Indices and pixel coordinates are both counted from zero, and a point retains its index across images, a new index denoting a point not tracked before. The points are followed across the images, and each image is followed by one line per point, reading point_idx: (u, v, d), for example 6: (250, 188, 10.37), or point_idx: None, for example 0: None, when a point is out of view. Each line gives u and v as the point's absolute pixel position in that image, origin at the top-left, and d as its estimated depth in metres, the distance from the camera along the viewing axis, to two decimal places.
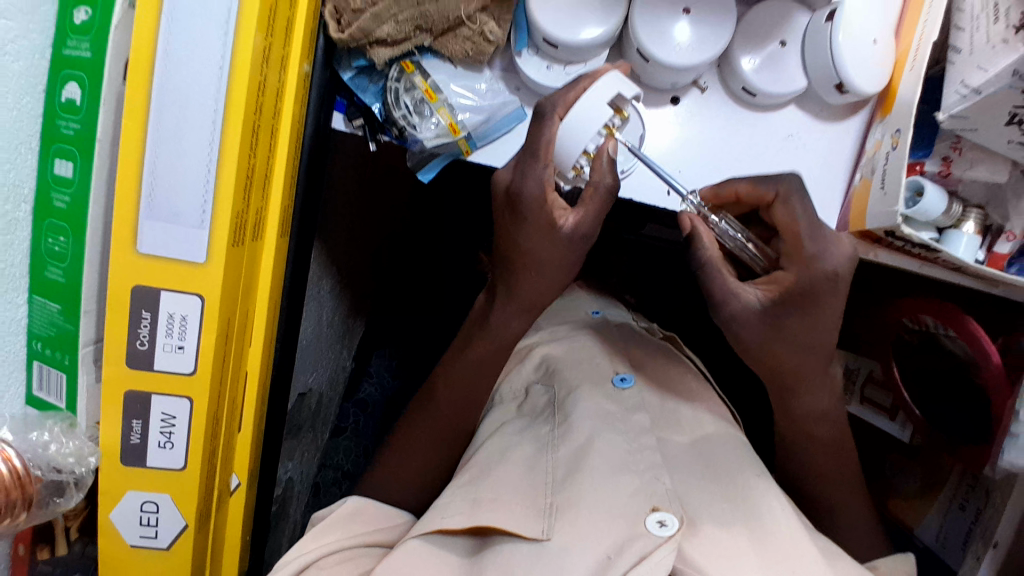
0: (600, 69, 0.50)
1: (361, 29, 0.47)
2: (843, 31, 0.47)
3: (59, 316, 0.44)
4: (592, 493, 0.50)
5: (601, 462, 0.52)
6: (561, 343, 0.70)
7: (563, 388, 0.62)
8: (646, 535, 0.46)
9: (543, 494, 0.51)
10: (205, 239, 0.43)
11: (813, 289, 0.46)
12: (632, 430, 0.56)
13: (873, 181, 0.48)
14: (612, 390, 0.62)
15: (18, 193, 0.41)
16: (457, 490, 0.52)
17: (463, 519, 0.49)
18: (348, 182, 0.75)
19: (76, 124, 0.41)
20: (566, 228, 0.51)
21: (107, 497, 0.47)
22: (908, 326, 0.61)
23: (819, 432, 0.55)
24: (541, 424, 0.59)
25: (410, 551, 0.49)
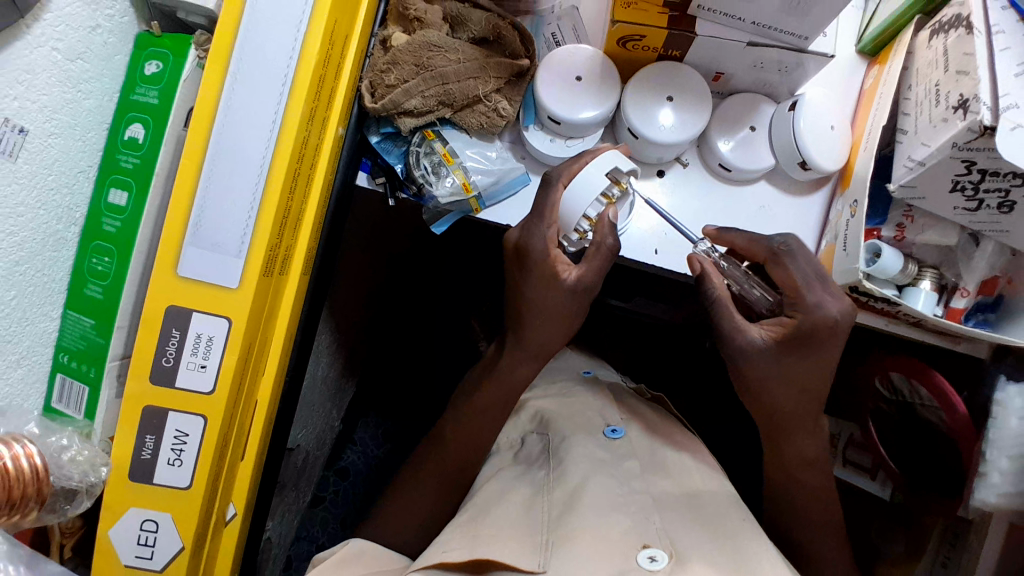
0: (600, 147, 0.57)
1: (392, 101, 0.55)
2: (803, 120, 0.55)
3: (91, 330, 0.47)
4: (585, 531, 0.51)
5: (594, 501, 0.54)
6: (554, 396, 0.73)
7: (557, 435, 0.65)
8: (637, 570, 0.47)
9: (538, 533, 0.53)
10: (240, 266, 0.47)
11: (814, 334, 0.52)
12: (623, 475, 0.58)
13: (837, 245, 0.55)
14: (603, 440, 0.64)
15: (71, 216, 0.47)
16: (458, 528, 0.54)
17: (462, 551, 0.50)
18: (355, 244, 0.82)
19: (136, 158, 0.47)
20: (569, 280, 0.58)
21: (109, 513, 0.48)
22: (885, 396, 0.68)
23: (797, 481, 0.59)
24: (536, 469, 0.62)
25: None
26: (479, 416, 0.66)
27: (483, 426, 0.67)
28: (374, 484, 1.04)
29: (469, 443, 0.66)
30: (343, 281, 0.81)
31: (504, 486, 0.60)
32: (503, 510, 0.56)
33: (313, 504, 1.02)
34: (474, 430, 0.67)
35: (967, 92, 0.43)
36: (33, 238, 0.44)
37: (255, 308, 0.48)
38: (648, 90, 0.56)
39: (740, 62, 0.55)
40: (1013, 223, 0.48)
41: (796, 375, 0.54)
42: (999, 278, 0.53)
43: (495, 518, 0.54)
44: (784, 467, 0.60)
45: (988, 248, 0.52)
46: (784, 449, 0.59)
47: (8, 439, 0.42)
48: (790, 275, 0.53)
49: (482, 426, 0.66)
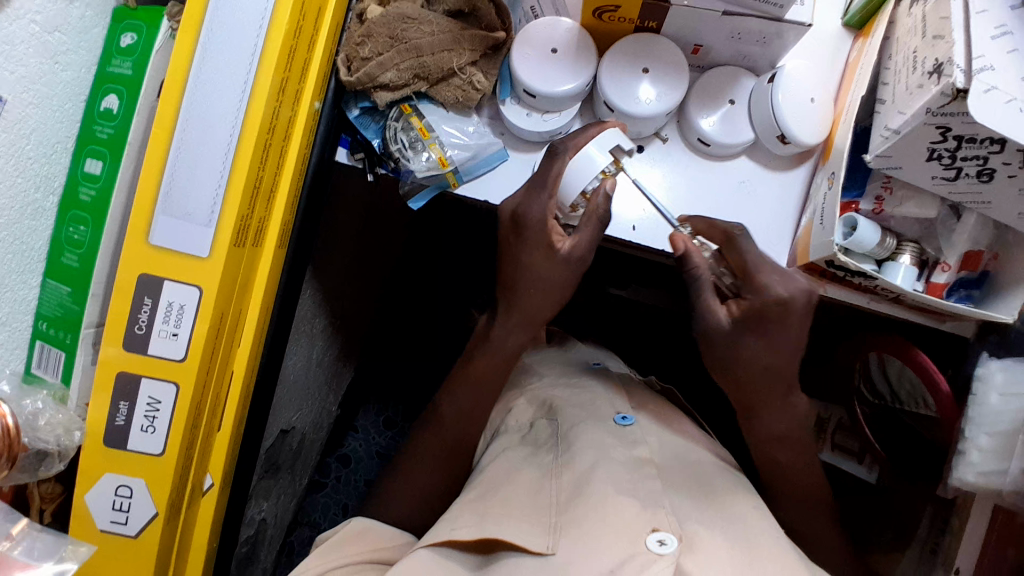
0: (607, 124, 0.57)
1: (367, 74, 0.55)
2: (781, 92, 0.54)
3: (68, 297, 0.48)
4: (595, 517, 0.51)
5: (606, 486, 0.53)
6: (563, 384, 0.70)
7: (565, 421, 0.63)
8: (645, 554, 0.47)
9: (546, 515, 0.53)
10: (210, 236, 0.48)
11: (765, 312, 0.52)
12: (634, 461, 0.57)
13: (814, 221, 0.54)
14: (614, 427, 0.62)
15: (49, 185, 0.48)
16: (466, 504, 0.54)
17: (472, 530, 0.51)
18: (348, 226, 0.82)
19: (110, 129, 0.48)
20: (563, 249, 0.58)
21: (86, 477, 0.49)
22: (865, 398, 0.67)
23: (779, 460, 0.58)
24: (544, 454, 0.61)
25: (420, 559, 0.51)
26: (475, 397, 0.66)
27: (472, 403, 0.66)
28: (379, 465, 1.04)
29: (456, 423, 0.65)
30: (335, 264, 0.82)
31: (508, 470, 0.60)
32: (513, 490, 0.55)
33: (314, 491, 1.03)
34: (467, 410, 0.65)
35: (942, 55, 0.42)
36: (11, 205, 0.44)
37: (226, 277, 0.49)
38: (624, 62, 0.56)
39: (717, 32, 0.54)
40: (994, 193, 0.47)
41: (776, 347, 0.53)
42: (983, 253, 0.52)
43: (506, 496, 0.55)
44: (778, 447, 0.59)
45: (970, 221, 0.51)
46: (785, 429, 0.58)
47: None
48: (740, 257, 0.54)
49: (475, 408, 0.66)
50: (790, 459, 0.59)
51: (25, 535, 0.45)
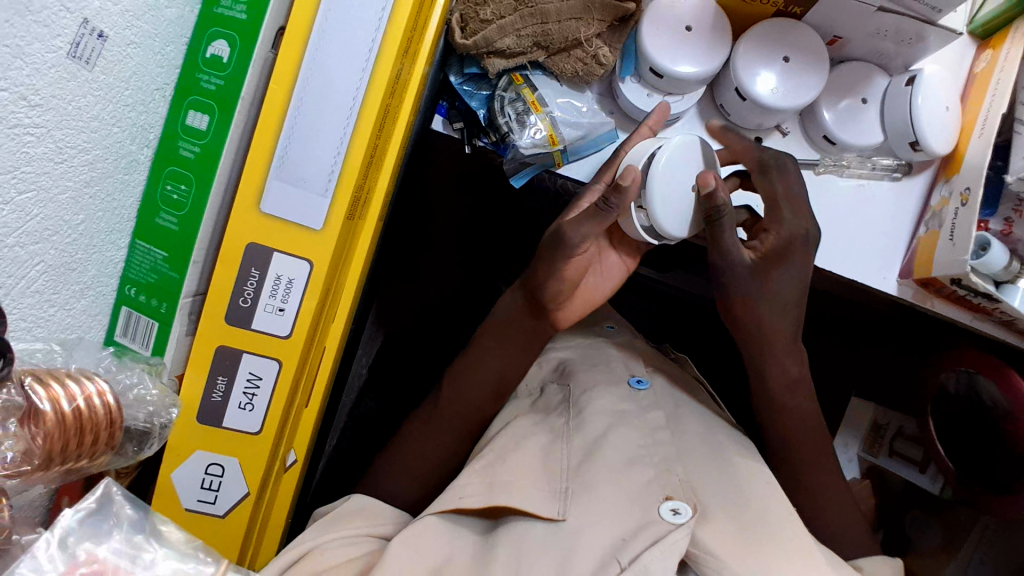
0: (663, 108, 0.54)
1: (485, 37, 0.51)
2: (921, 95, 0.52)
3: (164, 263, 0.44)
4: (608, 483, 0.46)
5: (614, 453, 0.49)
6: (575, 346, 0.65)
7: (578, 385, 0.58)
8: (659, 522, 0.43)
9: (556, 480, 0.48)
10: (325, 207, 0.44)
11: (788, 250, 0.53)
12: (647, 426, 0.53)
13: (941, 233, 0.52)
14: (629, 391, 0.57)
15: (145, 137, 0.43)
16: (474, 469, 0.49)
17: (479, 499, 0.46)
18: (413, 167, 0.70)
19: (219, 80, 0.43)
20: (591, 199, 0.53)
21: (176, 453, 0.47)
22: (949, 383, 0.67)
23: (816, 445, 0.56)
24: (555, 417, 0.55)
25: (426, 529, 0.45)
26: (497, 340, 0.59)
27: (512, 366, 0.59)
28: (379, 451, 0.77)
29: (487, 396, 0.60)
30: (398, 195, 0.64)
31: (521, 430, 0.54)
32: (521, 458, 0.49)
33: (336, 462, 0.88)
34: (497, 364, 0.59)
35: None
36: (106, 156, 0.40)
37: (336, 252, 0.46)
38: (762, 48, 0.52)
39: (860, 28, 0.52)
40: None
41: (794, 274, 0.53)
42: None
43: (517, 464, 0.48)
44: (803, 437, 0.56)
45: None
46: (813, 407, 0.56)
47: (45, 377, 0.36)
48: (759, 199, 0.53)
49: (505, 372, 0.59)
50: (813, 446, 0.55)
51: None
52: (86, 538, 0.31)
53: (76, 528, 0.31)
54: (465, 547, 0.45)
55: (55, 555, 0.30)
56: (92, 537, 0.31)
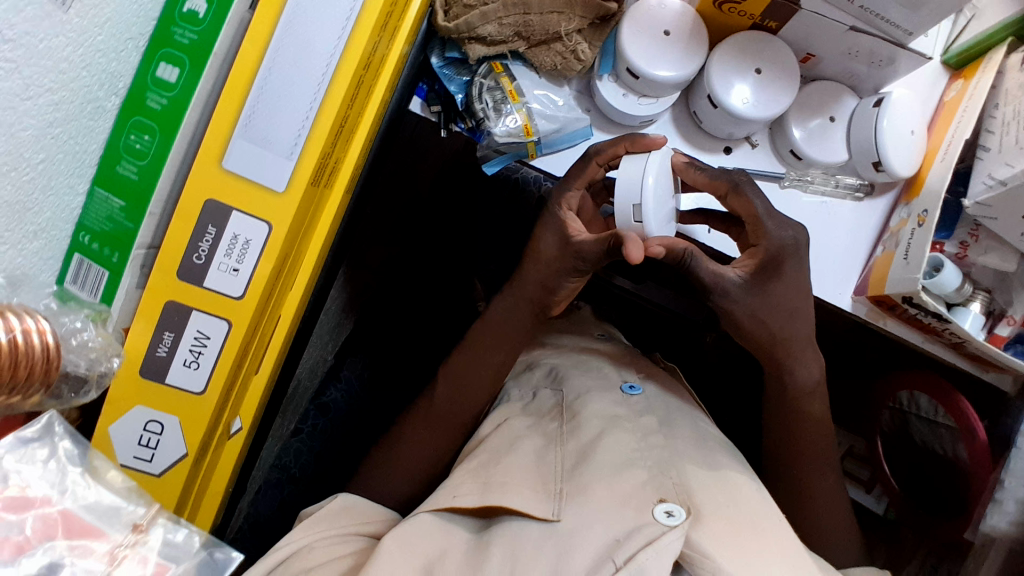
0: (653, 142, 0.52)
1: (467, 22, 0.52)
2: (886, 118, 0.54)
3: (120, 212, 0.44)
4: (602, 484, 0.46)
5: (609, 457, 0.48)
6: (567, 354, 0.65)
7: (571, 390, 0.58)
8: (652, 524, 0.41)
9: (551, 481, 0.47)
10: (289, 170, 0.44)
11: (778, 258, 0.52)
12: (641, 429, 0.52)
13: (896, 253, 0.53)
14: (621, 396, 0.57)
15: (114, 84, 0.43)
16: (467, 472, 0.49)
17: (474, 499, 0.46)
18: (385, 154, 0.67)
19: (194, 34, 0.43)
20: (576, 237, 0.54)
21: (113, 408, 0.46)
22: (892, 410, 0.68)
23: (808, 459, 0.57)
24: (548, 422, 0.55)
25: (417, 526, 0.45)
26: (487, 329, 0.60)
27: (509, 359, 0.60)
28: (338, 437, 0.73)
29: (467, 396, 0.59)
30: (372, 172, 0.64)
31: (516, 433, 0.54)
32: (516, 460, 0.50)
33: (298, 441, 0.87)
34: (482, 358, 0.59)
35: None
36: (72, 99, 0.40)
37: (298, 217, 0.46)
38: (737, 58, 0.54)
39: (833, 47, 0.53)
40: None
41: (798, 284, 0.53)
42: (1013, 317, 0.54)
43: (512, 465, 0.49)
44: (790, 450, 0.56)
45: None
46: (803, 422, 0.57)
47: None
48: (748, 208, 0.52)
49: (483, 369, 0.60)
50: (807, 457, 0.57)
51: (155, 527, 0.37)
52: (22, 462, 0.36)
53: (13, 450, 0.36)
54: (457, 543, 0.45)
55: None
56: (26, 459, 0.36)
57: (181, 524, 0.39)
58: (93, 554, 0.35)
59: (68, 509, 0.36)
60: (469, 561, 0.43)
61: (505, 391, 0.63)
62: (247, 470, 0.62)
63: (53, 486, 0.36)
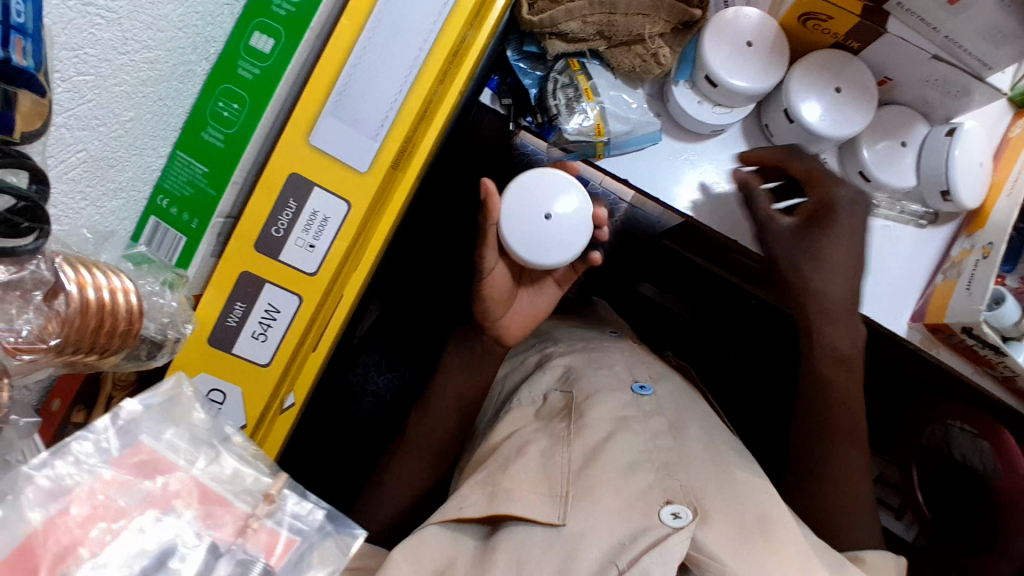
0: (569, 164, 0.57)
1: (551, 18, 0.52)
2: (959, 148, 0.54)
3: (203, 178, 0.44)
4: (609, 487, 0.46)
5: (613, 461, 0.48)
6: (579, 351, 0.66)
7: (580, 391, 0.58)
8: (658, 526, 0.43)
9: (557, 484, 0.48)
10: (374, 150, 0.44)
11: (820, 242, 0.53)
12: (649, 430, 0.52)
13: (958, 282, 0.54)
14: (631, 395, 0.57)
15: (207, 49, 0.43)
16: (478, 481, 0.49)
17: (479, 509, 0.46)
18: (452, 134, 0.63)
19: (292, 5, 0.43)
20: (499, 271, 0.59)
21: (177, 374, 0.46)
22: (931, 433, 0.69)
23: (850, 484, 0.55)
24: (556, 423, 0.55)
25: (422, 539, 0.45)
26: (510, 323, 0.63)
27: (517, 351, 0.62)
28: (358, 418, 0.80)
29: None
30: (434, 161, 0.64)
31: (521, 440, 0.54)
32: (523, 467, 0.49)
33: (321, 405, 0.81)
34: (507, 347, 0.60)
35: None
36: (166, 59, 0.39)
37: (376, 197, 0.46)
38: (817, 74, 0.54)
39: (912, 73, 0.53)
40: None
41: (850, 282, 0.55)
42: None
43: (522, 470, 0.49)
44: (821, 471, 0.56)
45: None
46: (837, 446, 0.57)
47: (75, 262, 0.34)
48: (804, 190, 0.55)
49: None
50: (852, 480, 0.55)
51: (286, 497, 0.29)
52: (149, 428, 0.29)
53: (144, 412, 0.29)
54: (465, 552, 0.46)
55: (112, 436, 0.27)
56: (156, 421, 0.29)
57: (309, 496, 0.30)
58: (223, 526, 0.27)
59: (195, 477, 0.28)
60: (477, 564, 0.44)
61: (514, 395, 0.63)
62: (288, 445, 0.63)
63: (181, 449, 0.29)
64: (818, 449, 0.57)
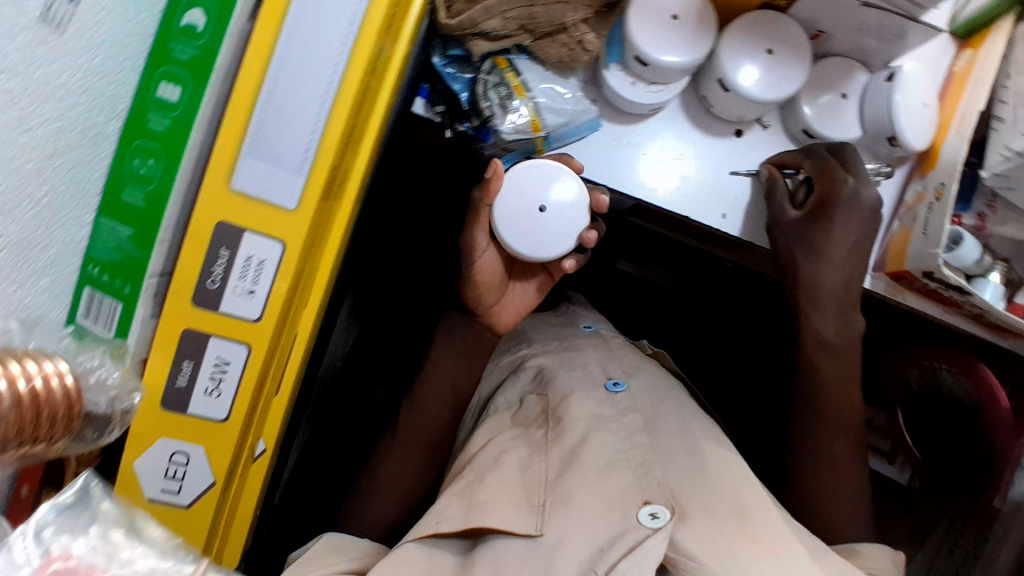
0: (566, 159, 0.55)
1: (471, 19, 0.50)
2: (901, 92, 0.52)
3: (129, 241, 0.42)
4: (587, 491, 0.46)
5: (590, 462, 0.48)
6: (553, 351, 0.65)
7: (556, 394, 0.57)
8: (637, 528, 0.43)
9: (535, 494, 0.48)
10: (300, 186, 0.42)
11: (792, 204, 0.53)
12: (624, 429, 0.52)
13: (914, 228, 0.53)
14: (605, 394, 0.57)
15: (113, 107, 0.41)
16: (452, 494, 0.49)
17: (456, 522, 0.46)
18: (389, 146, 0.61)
19: (193, 49, 0.40)
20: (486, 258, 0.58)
21: (138, 441, 0.45)
22: None
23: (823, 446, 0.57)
24: (535, 430, 0.55)
25: (403, 558, 0.45)
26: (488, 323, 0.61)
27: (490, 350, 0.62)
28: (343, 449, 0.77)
29: None
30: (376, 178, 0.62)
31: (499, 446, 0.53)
32: (504, 474, 0.49)
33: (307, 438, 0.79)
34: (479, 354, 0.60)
35: None
36: (73, 125, 0.38)
37: (312, 231, 0.44)
38: (748, 38, 0.52)
39: (844, 22, 0.52)
40: None
41: (839, 229, 0.54)
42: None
43: (498, 480, 0.48)
44: None
45: None
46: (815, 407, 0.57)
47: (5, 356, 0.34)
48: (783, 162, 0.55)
49: None
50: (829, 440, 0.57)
51: None
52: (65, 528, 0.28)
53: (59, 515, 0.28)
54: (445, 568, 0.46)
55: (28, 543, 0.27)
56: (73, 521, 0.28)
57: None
58: None
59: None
60: None
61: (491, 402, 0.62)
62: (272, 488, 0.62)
63: (97, 549, 0.28)
64: None
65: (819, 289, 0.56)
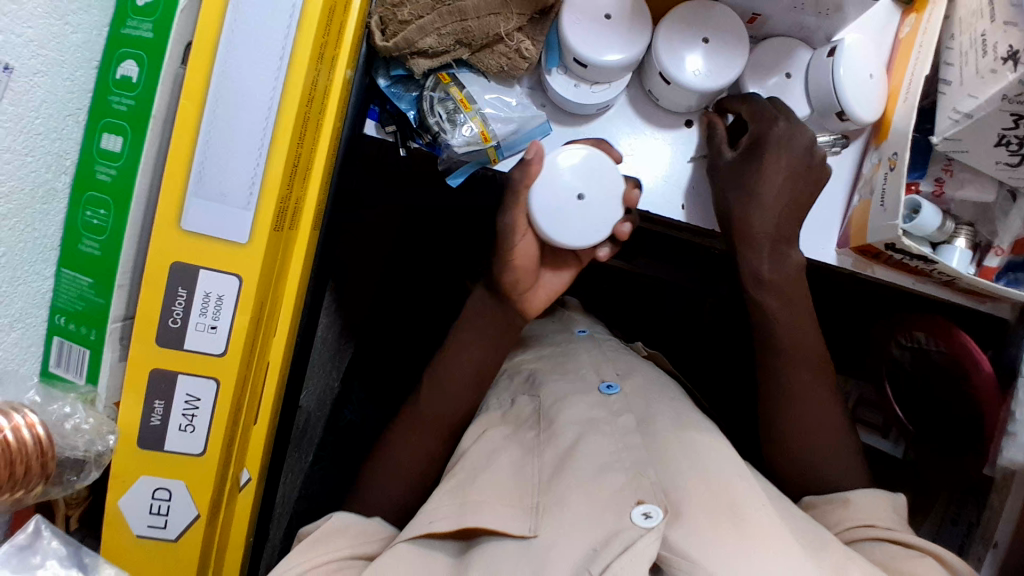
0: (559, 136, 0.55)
1: (406, 38, 0.51)
2: (843, 66, 0.52)
3: (90, 290, 0.44)
4: (580, 492, 0.46)
5: (586, 462, 0.48)
6: (547, 356, 0.65)
7: (548, 395, 0.57)
8: (630, 528, 0.41)
9: (528, 495, 0.48)
10: (249, 220, 0.43)
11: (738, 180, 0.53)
12: (618, 430, 0.51)
13: (873, 200, 0.53)
14: (598, 397, 0.55)
15: (61, 164, 0.42)
16: (444, 491, 0.49)
17: (451, 521, 0.46)
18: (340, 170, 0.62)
19: (130, 100, 0.42)
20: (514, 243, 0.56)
21: (120, 481, 0.47)
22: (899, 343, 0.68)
23: (813, 425, 0.56)
24: (526, 431, 0.55)
25: (397, 556, 0.45)
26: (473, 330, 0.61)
27: (478, 367, 0.61)
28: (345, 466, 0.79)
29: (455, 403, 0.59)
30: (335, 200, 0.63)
31: (490, 447, 0.53)
32: (494, 474, 0.49)
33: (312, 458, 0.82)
34: (473, 360, 0.60)
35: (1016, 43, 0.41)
36: (20, 187, 0.39)
37: (267, 263, 0.45)
38: (682, 29, 0.53)
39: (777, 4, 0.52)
40: None
41: (800, 204, 0.54)
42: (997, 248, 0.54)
43: (487, 482, 0.49)
44: (793, 416, 0.56)
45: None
46: (801, 387, 0.57)
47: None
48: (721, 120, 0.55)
49: (470, 374, 0.60)
50: (819, 418, 0.56)
51: None
52: None
53: None
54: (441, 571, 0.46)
55: None
56: None
57: None
58: None
59: None
60: None
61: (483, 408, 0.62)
62: (267, 515, 0.63)
63: None
64: (782, 393, 0.57)
65: (789, 268, 0.56)
